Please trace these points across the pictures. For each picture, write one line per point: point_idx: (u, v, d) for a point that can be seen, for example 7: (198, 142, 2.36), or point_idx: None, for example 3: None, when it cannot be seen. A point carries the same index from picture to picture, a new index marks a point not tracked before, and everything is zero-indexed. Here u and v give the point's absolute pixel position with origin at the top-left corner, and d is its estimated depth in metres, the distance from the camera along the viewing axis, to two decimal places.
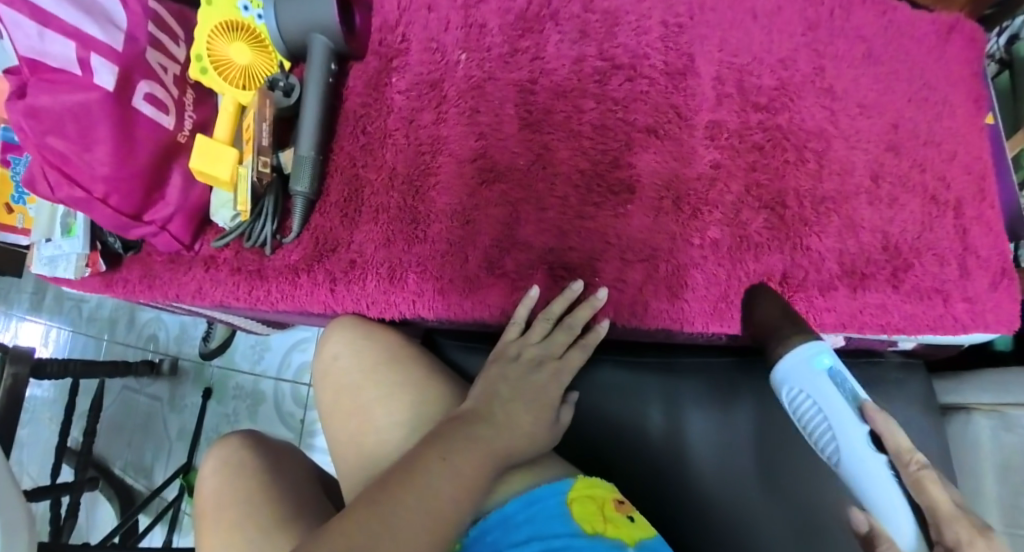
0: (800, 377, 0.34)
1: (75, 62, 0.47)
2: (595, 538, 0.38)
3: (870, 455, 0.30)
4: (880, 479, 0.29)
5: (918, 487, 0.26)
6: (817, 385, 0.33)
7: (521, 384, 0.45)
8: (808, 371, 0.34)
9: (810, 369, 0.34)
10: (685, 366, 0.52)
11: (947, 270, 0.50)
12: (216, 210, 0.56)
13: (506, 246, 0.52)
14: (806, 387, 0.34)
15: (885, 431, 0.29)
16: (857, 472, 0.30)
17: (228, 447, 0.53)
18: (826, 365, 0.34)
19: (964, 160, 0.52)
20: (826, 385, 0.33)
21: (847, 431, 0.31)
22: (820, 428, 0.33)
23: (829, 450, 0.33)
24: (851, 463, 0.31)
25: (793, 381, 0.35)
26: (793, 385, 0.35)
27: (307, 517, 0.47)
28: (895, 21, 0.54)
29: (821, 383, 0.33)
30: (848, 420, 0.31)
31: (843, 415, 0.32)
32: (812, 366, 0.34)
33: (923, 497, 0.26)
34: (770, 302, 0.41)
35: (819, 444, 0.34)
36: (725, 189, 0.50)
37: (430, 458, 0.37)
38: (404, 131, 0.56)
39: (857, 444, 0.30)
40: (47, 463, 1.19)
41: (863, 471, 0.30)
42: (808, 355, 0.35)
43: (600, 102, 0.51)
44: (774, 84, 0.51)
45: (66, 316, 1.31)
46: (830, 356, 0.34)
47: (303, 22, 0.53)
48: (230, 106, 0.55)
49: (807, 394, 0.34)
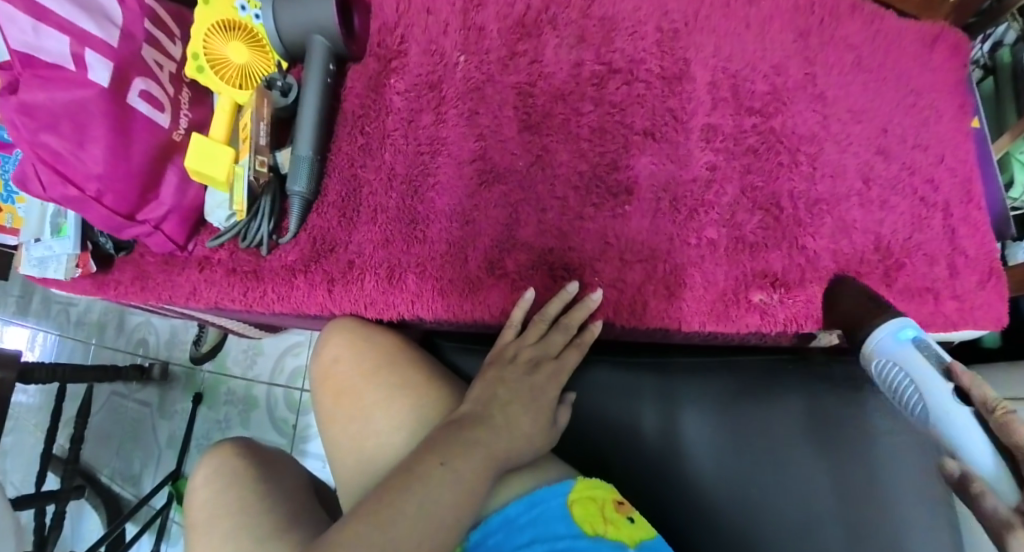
0: (887, 351, 0.38)
1: (70, 58, 0.46)
2: (597, 540, 0.37)
3: (956, 407, 0.32)
4: (969, 427, 0.31)
5: (1004, 426, 0.28)
6: (903, 353, 0.37)
7: (519, 385, 0.45)
8: (894, 342, 0.38)
9: (896, 342, 0.37)
10: (677, 366, 0.52)
11: (937, 269, 0.51)
12: (212, 210, 0.55)
13: (506, 245, 0.52)
14: (893, 358, 0.37)
15: (972, 385, 0.31)
16: (950, 428, 0.32)
17: (220, 452, 0.52)
18: (910, 336, 0.37)
19: (951, 162, 0.53)
20: (912, 353, 0.36)
21: (934, 386, 0.34)
22: (908, 394, 0.36)
23: (919, 412, 0.35)
24: (940, 417, 0.33)
25: (884, 354, 0.38)
26: (883, 356, 0.38)
27: (298, 525, 0.46)
28: (884, 28, 0.55)
29: (905, 351, 0.37)
30: (931, 378, 0.34)
31: (928, 374, 0.34)
32: (897, 339, 0.38)
33: (1008, 436, 0.27)
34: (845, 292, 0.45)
35: (911, 410, 0.36)
36: (721, 191, 0.50)
37: (428, 464, 0.37)
38: (404, 132, 0.56)
39: (947, 400, 0.33)
40: (31, 471, 1.15)
41: (951, 423, 0.32)
42: (892, 329, 0.38)
43: (597, 105, 0.52)
44: (767, 90, 0.52)
45: (53, 321, 1.28)
46: (913, 328, 0.38)
47: (301, 23, 0.53)
48: (227, 105, 0.54)
49: (895, 362, 0.37)
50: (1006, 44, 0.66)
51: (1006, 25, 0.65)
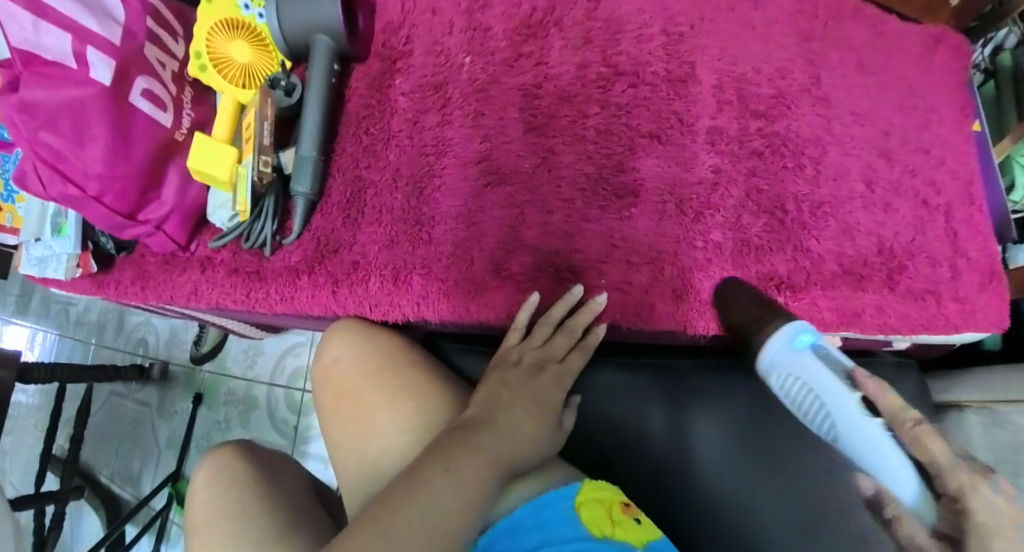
0: (785, 360, 0.37)
1: (71, 56, 0.46)
2: (604, 542, 0.37)
3: (866, 421, 0.32)
4: (877, 442, 0.31)
5: (918, 444, 0.28)
6: (802, 365, 0.36)
7: (525, 388, 0.45)
8: (792, 351, 0.37)
9: (794, 350, 0.37)
10: (682, 367, 0.52)
11: (940, 272, 0.51)
12: (214, 210, 0.56)
13: (511, 247, 0.51)
14: (792, 370, 0.37)
15: (877, 394, 0.32)
16: (859, 443, 0.32)
17: (223, 454, 0.52)
18: (808, 343, 0.37)
19: (952, 165, 0.53)
20: (811, 362, 0.36)
21: (840, 400, 0.34)
22: (815, 409, 0.35)
23: (825, 425, 0.35)
24: (849, 432, 0.33)
25: (778, 366, 0.37)
26: (780, 370, 0.37)
27: (302, 531, 0.46)
28: (887, 32, 0.55)
29: (806, 362, 0.36)
30: (839, 392, 0.34)
31: (836, 387, 0.34)
32: (795, 347, 0.37)
33: (924, 453, 0.28)
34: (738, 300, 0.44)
35: (816, 423, 0.36)
36: (726, 194, 0.50)
37: (432, 469, 0.37)
38: (408, 133, 0.56)
39: (856, 414, 0.33)
40: (28, 471, 1.15)
41: (859, 437, 0.32)
42: (789, 334, 0.37)
43: (603, 107, 0.52)
44: (772, 93, 0.52)
45: (51, 320, 1.28)
46: (810, 332, 0.37)
47: (306, 23, 0.53)
48: (230, 104, 0.55)
49: (795, 376, 0.36)
50: (1008, 47, 0.67)
51: (1008, 29, 0.66)
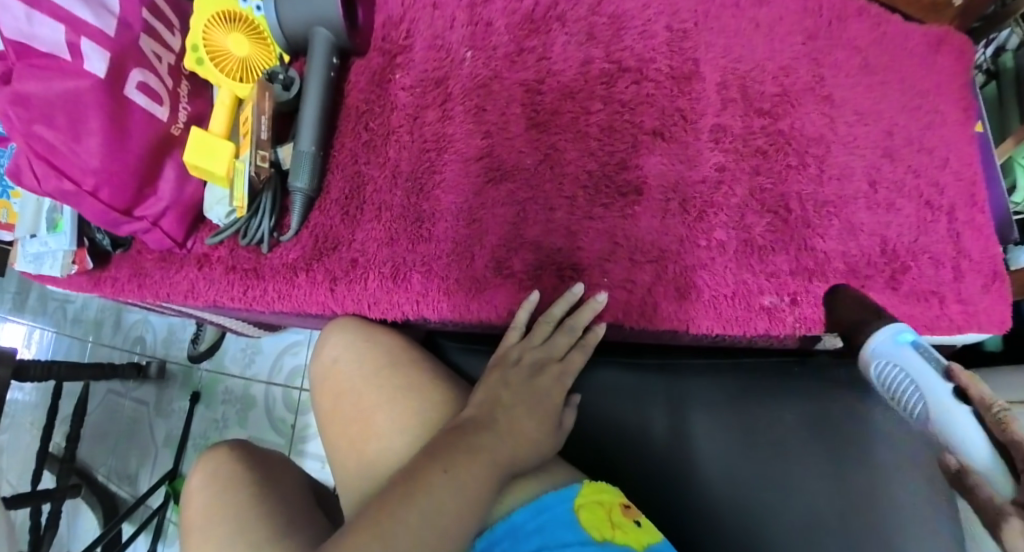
0: (885, 350, 0.37)
1: (65, 46, 0.45)
2: (604, 545, 0.37)
3: (956, 406, 0.31)
4: (965, 427, 0.30)
5: (1003, 425, 0.28)
6: (901, 353, 0.36)
7: (523, 387, 0.45)
8: (893, 344, 0.37)
9: (896, 343, 0.37)
10: (688, 367, 0.51)
11: (944, 273, 0.51)
12: (210, 207, 0.55)
13: (513, 245, 0.51)
14: (893, 358, 0.36)
15: (970, 385, 0.32)
16: (946, 424, 0.32)
17: (225, 460, 0.51)
18: (910, 340, 0.37)
19: (957, 167, 0.53)
20: (910, 353, 0.36)
21: (931, 384, 0.33)
22: (906, 392, 0.35)
23: (913, 409, 0.34)
24: (935, 414, 0.32)
25: (882, 354, 0.37)
26: (881, 357, 0.37)
27: (293, 536, 0.43)
28: (891, 31, 0.54)
29: (905, 353, 0.36)
30: (931, 379, 0.33)
31: (928, 374, 0.34)
32: (897, 341, 0.37)
33: (1006, 433, 0.28)
34: (847, 299, 0.43)
35: (906, 406, 0.35)
36: (730, 192, 0.50)
37: (431, 471, 0.36)
38: (408, 129, 0.56)
39: (944, 397, 0.32)
40: (24, 470, 1.14)
41: (946, 420, 0.32)
42: (892, 331, 0.38)
43: (606, 103, 0.51)
44: (776, 91, 0.51)
45: (48, 317, 1.27)
46: (911, 332, 0.37)
47: (305, 16, 0.52)
48: (228, 99, 0.54)
49: (895, 363, 0.36)
50: (1010, 48, 0.65)
51: (1009, 29, 0.65)
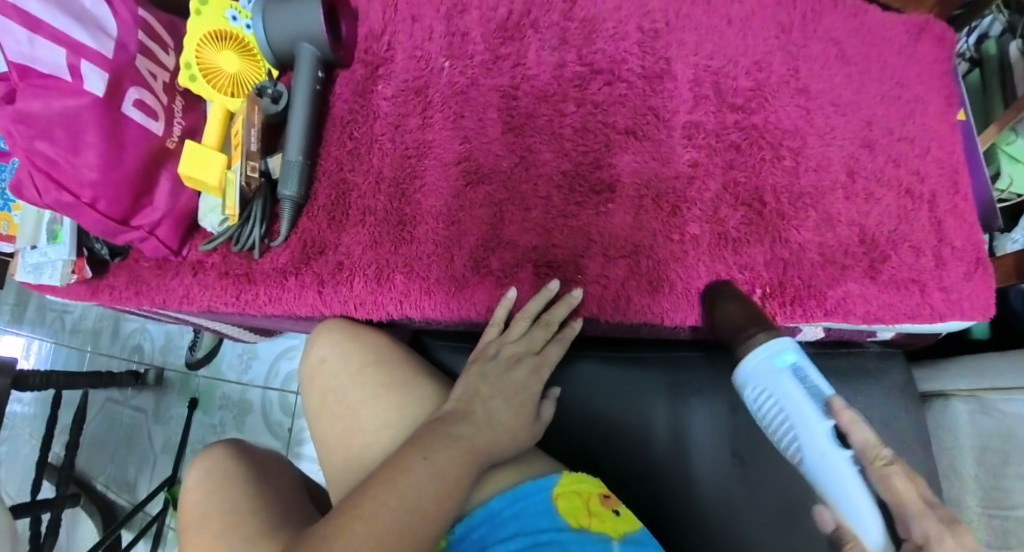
0: (762, 379, 0.37)
1: (66, 69, 0.47)
2: (580, 533, 0.38)
3: (838, 452, 0.33)
4: (846, 475, 0.32)
5: (884, 483, 0.29)
6: (778, 385, 0.36)
7: (499, 381, 0.46)
8: (773, 370, 0.37)
9: (773, 370, 0.37)
10: (668, 361, 0.52)
11: (923, 261, 0.51)
12: (204, 215, 0.57)
13: (490, 244, 0.52)
14: (768, 388, 0.37)
15: (851, 428, 0.31)
16: (823, 470, 0.33)
17: (233, 457, 0.52)
18: (789, 363, 0.37)
19: (937, 155, 0.54)
20: (790, 385, 0.36)
21: (812, 428, 0.34)
22: (782, 427, 0.36)
23: (791, 446, 0.36)
24: (816, 459, 0.34)
25: (754, 382, 0.38)
26: (756, 385, 0.38)
27: (278, 530, 0.44)
28: (866, 22, 0.56)
29: (782, 382, 0.36)
30: (811, 421, 0.34)
31: (808, 415, 0.34)
32: (776, 366, 0.37)
33: (889, 493, 0.29)
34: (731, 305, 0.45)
35: (781, 441, 0.36)
36: (704, 187, 0.51)
37: (409, 458, 0.38)
38: (391, 136, 0.58)
39: (824, 441, 0.33)
40: (25, 481, 1.15)
41: (827, 468, 0.33)
42: (770, 355, 0.38)
43: (579, 105, 0.53)
44: (749, 86, 0.52)
45: (49, 328, 1.29)
46: (793, 353, 0.38)
47: (289, 31, 0.54)
48: (219, 112, 0.57)
49: (770, 393, 0.37)
50: (993, 35, 0.69)
51: (992, 17, 0.69)
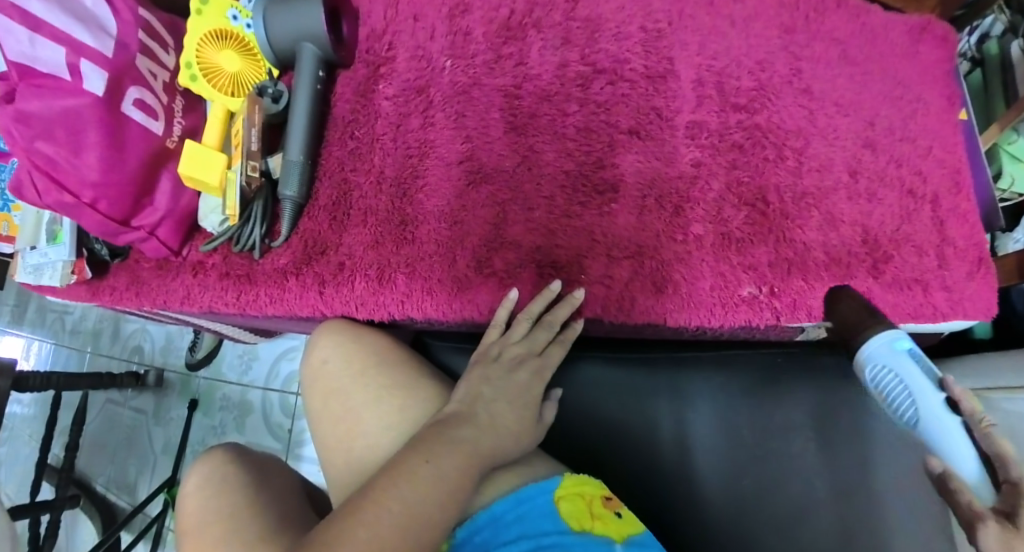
0: (883, 356, 0.37)
1: (66, 68, 0.47)
2: (584, 535, 0.38)
3: (946, 417, 0.33)
4: (952, 434, 0.33)
5: (992, 443, 0.31)
6: (898, 360, 0.37)
7: (502, 382, 0.46)
8: (890, 348, 0.37)
9: (892, 346, 0.37)
10: (673, 361, 0.52)
11: (926, 261, 0.51)
12: (204, 216, 0.57)
13: (493, 244, 0.52)
14: (888, 363, 0.37)
15: (964, 398, 0.33)
16: (931, 431, 0.34)
17: (229, 464, 0.52)
18: (905, 348, 0.37)
19: (939, 155, 0.53)
20: (908, 360, 0.36)
21: (923, 396, 0.35)
22: (897, 397, 0.36)
23: (904, 413, 0.36)
24: (925, 423, 0.34)
25: (875, 359, 0.38)
26: (877, 361, 0.37)
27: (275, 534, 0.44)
28: (869, 22, 0.56)
29: (901, 357, 0.37)
30: (926, 389, 0.35)
31: (923, 384, 0.35)
32: (894, 348, 0.37)
33: (994, 449, 0.31)
34: (848, 302, 0.43)
35: (896, 410, 0.37)
36: (707, 187, 0.51)
37: (412, 461, 0.37)
38: (393, 136, 0.57)
39: (935, 407, 0.34)
40: (24, 482, 1.15)
41: (934, 429, 0.34)
42: (889, 340, 0.38)
43: (582, 105, 0.53)
44: (752, 86, 0.52)
45: (49, 329, 1.29)
46: (908, 340, 0.38)
47: (291, 31, 0.54)
48: (220, 113, 0.57)
49: (890, 369, 0.37)
50: (994, 35, 0.69)
51: (993, 17, 0.68)
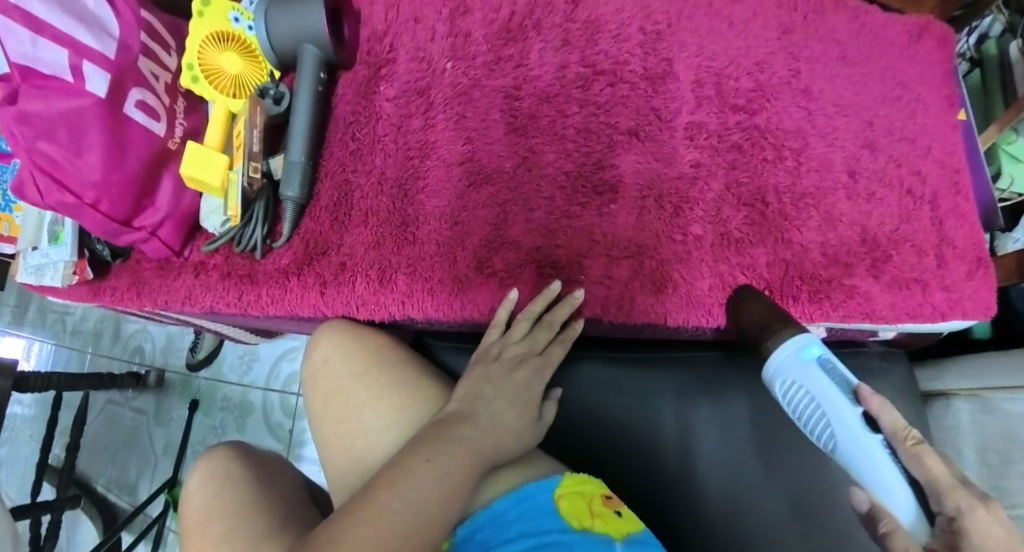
0: (790, 370, 0.36)
1: (68, 69, 0.47)
2: (584, 533, 0.38)
3: (865, 435, 0.31)
4: (878, 457, 0.30)
5: (915, 461, 0.28)
6: (806, 373, 0.35)
7: (502, 382, 0.46)
8: (799, 360, 0.36)
9: (800, 360, 0.36)
10: (673, 362, 0.52)
11: (925, 260, 0.51)
12: (206, 217, 0.57)
13: (494, 245, 0.53)
14: (797, 379, 0.35)
15: (882, 411, 0.31)
16: (853, 456, 0.32)
17: (232, 467, 0.51)
18: (815, 355, 0.36)
19: (937, 155, 0.54)
20: (817, 373, 0.35)
21: (841, 412, 0.33)
22: (815, 420, 0.34)
23: (824, 437, 0.34)
24: (847, 446, 0.32)
25: (783, 374, 0.36)
26: (785, 377, 0.36)
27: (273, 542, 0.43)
28: (867, 24, 0.56)
29: (811, 371, 0.35)
30: (840, 406, 0.33)
31: (836, 400, 0.33)
32: (803, 357, 0.36)
33: (921, 471, 0.28)
34: (754, 303, 0.43)
35: (815, 434, 0.35)
36: (707, 187, 0.51)
37: (413, 461, 0.38)
38: (393, 137, 0.58)
39: (854, 426, 0.32)
40: (24, 483, 1.15)
41: (859, 453, 0.31)
42: (798, 347, 0.36)
43: (582, 106, 0.53)
44: (751, 87, 0.53)
45: (49, 330, 1.29)
46: (818, 345, 0.36)
47: (292, 33, 0.54)
48: (221, 114, 0.57)
49: (800, 385, 0.35)
50: (992, 35, 0.69)
51: (991, 18, 0.69)
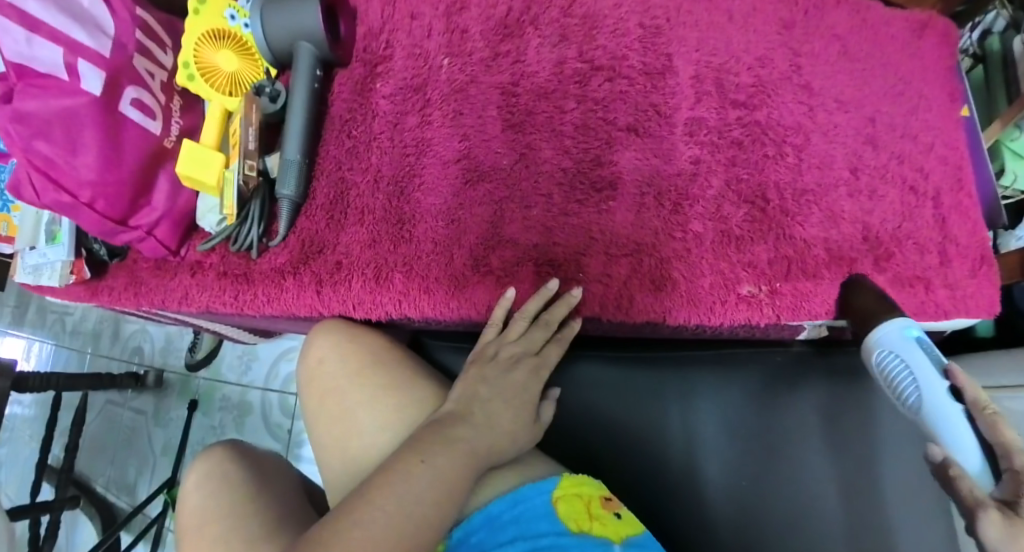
0: (892, 342, 0.36)
1: (63, 68, 0.47)
2: (581, 536, 0.37)
3: (950, 404, 0.32)
4: (958, 423, 0.31)
5: (993, 426, 0.29)
6: (907, 348, 0.35)
7: (498, 382, 0.45)
8: (900, 336, 0.36)
9: (903, 337, 0.36)
10: (672, 361, 0.51)
11: (928, 258, 0.50)
12: (204, 215, 0.57)
13: (491, 243, 0.52)
14: (896, 350, 0.35)
15: (969, 384, 0.31)
16: (933, 419, 0.32)
17: (237, 464, 0.51)
18: (915, 335, 0.36)
19: (941, 152, 0.53)
20: (915, 348, 0.35)
21: (927, 380, 0.33)
22: (902, 385, 0.34)
23: (906, 402, 0.34)
24: (929, 411, 0.32)
25: (883, 344, 0.36)
26: (885, 349, 0.36)
27: (266, 544, 0.43)
28: (869, 18, 0.55)
29: (910, 346, 0.35)
30: (930, 375, 0.33)
31: (927, 371, 0.33)
32: (905, 335, 0.36)
33: (998, 436, 0.29)
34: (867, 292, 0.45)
35: (898, 399, 0.35)
36: (707, 184, 0.50)
37: (408, 462, 0.37)
38: (390, 135, 0.57)
39: (939, 395, 0.32)
40: (24, 483, 1.15)
41: (938, 418, 0.32)
42: (901, 325, 0.36)
43: (580, 102, 0.52)
44: (751, 82, 0.52)
45: (49, 331, 1.30)
46: (917, 327, 0.36)
47: (288, 31, 0.54)
48: (218, 111, 0.56)
49: (897, 356, 0.35)
50: (995, 31, 0.67)
51: (995, 13, 0.67)
